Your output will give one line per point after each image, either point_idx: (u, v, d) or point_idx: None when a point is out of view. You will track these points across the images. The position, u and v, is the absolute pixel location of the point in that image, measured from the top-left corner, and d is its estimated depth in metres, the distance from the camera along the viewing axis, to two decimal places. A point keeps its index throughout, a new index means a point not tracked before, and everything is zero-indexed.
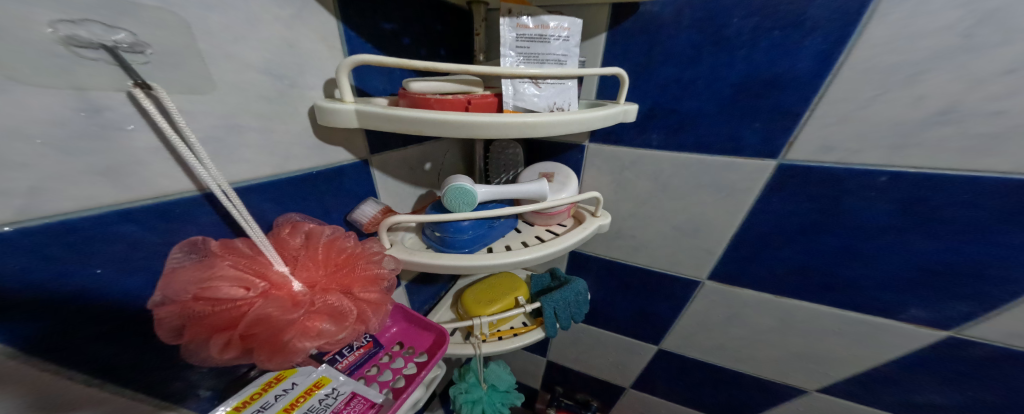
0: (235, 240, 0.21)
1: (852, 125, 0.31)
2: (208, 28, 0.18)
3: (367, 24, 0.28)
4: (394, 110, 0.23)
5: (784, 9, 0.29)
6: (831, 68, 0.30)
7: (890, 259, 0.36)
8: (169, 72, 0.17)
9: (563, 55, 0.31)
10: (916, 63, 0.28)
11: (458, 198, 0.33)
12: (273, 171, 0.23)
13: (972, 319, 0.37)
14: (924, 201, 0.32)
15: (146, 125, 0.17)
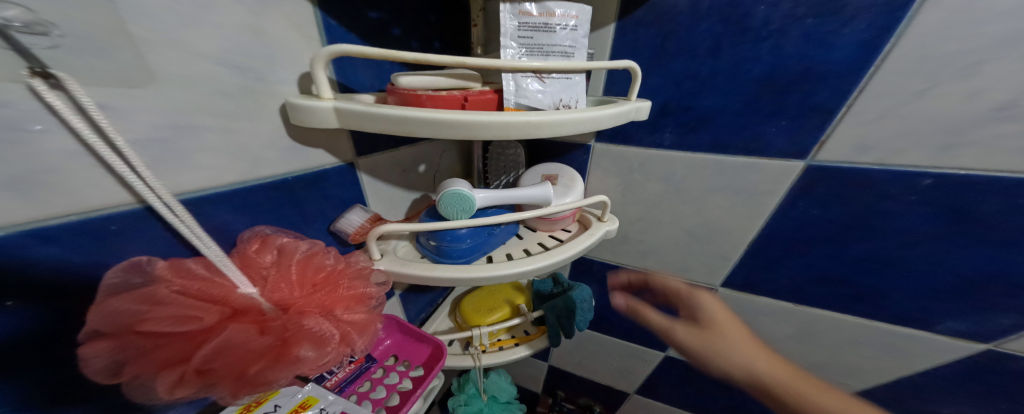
0: (188, 260, 0.18)
1: (895, 123, 0.28)
2: (144, 13, 0.16)
3: (351, 13, 0.26)
4: (379, 107, 0.21)
5: None
6: (875, 58, 0.27)
7: (925, 268, 0.33)
8: (90, 61, 0.15)
9: (570, 46, 0.28)
10: (972, 52, 0.25)
11: (455, 204, 0.30)
12: (239, 179, 0.21)
13: (1014, 332, 0.34)
14: (974, 206, 0.29)
15: (59, 125, 0.15)
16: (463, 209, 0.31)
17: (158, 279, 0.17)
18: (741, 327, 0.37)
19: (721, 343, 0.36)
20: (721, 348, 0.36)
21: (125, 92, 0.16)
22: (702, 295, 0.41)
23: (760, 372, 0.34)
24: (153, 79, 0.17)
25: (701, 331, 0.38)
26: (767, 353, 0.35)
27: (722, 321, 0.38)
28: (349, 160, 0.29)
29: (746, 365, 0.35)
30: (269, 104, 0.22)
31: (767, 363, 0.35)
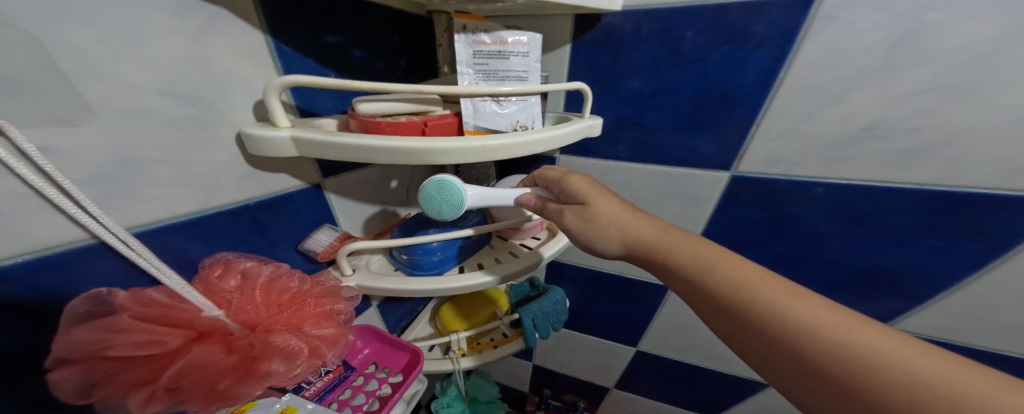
0: (147, 289, 0.20)
1: (794, 140, 0.32)
2: (80, 56, 0.18)
3: (308, 38, 0.28)
4: (337, 136, 0.22)
5: (732, 26, 0.30)
6: (773, 82, 0.31)
7: (830, 264, 0.37)
8: (18, 101, 0.16)
9: (524, 71, 0.31)
10: (844, 81, 0.29)
11: (442, 196, 0.29)
12: (197, 207, 0.23)
13: (901, 314, 0.38)
14: (856, 209, 0.33)
15: (6, 171, 0.16)
16: (448, 203, 0.29)
17: (120, 309, 0.18)
18: (616, 199, 0.30)
19: (599, 217, 0.29)
20: (608, 225, 0.29)
21: (64, 130, 0.17)
22: (573, 176, 0.31)
23: (714, 262, 0.26)
24: (94, 115, 0.18)
25: (580, 208, 0.30)
26: (642, 214, 0.30)
27: (599, 199, 0.30)
28: (314, 181, 0.30)
29: (625, 226, 0.29)
30: (219, 131, 0.24)
31: (703, 248, 0.28)
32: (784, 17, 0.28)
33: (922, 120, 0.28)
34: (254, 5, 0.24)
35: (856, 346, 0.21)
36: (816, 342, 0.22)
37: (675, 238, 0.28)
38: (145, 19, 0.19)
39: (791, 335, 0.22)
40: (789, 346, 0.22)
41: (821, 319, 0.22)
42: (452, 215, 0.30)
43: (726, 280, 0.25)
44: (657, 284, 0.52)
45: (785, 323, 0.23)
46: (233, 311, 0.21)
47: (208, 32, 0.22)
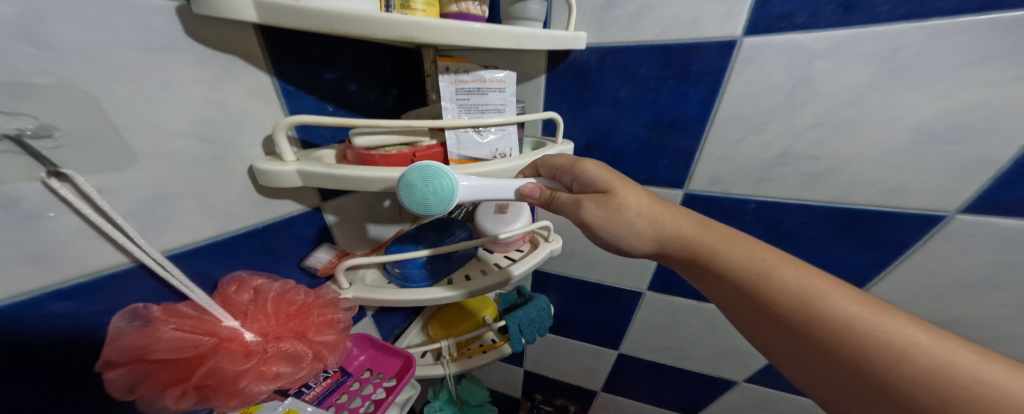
0: (179, 304, 0.24)
1: (730, 163, 0.38)
2: (127, 112, 0.21)
3: (308, 74, 0.32)
4: (336, 168, 0.26)
5: (674, 66, 0.36)
6: (710, 113, 0.36)
7: None
8: (78, 153, 0.20)
9: (501, 104, 0.35)
10: (760, 115, 0.35)
11: (429, 186, 0.27)
12: (214, 232, 0.27)
13: None
14: (782, 222, 0.39)
15: (67, 210, 0.20)
16: (436, 193, 0.27)
17: (154, 320, 0.23)
18: (647, 193, 0.32)
19: (632, 213, 0.31)
20: (646, 222, 0.31)
21: (113, 174, 0.21)
22: (586, 163, 0.32)
23: (772, 265, 0.28)
24: (136, 159, 0.22)
25: (605, 200, 0.31)
26: (679, 209, 0.32)
27: (626, 191, 0.31)
28: (314, 205, 0.34)
29: (659, 221, 0.31)
30: (233, 166, 0.27)
31: (759, 250, 0.29)
32: (715, 60, 0.34)
33: (820, 149, 0.34)
34: (262, 52, 0.28)
35: (914, 352, 0.23)
36: (871, 348, 0.24)
37: (730, 240, 0.30)
38: (175, 75, 0.23)
39: (847, 342, 0.25)
40: (843, 350, 0.25)
41: (871, 318, 0.25)
42: (440, 208, 0.28)
43: (784, 284, 0.27)
44: (632, 290, 0.57)
45: (843, 327, 0.25)
46: (247, 322, 0.26)
47: (224, 79, 0.26)
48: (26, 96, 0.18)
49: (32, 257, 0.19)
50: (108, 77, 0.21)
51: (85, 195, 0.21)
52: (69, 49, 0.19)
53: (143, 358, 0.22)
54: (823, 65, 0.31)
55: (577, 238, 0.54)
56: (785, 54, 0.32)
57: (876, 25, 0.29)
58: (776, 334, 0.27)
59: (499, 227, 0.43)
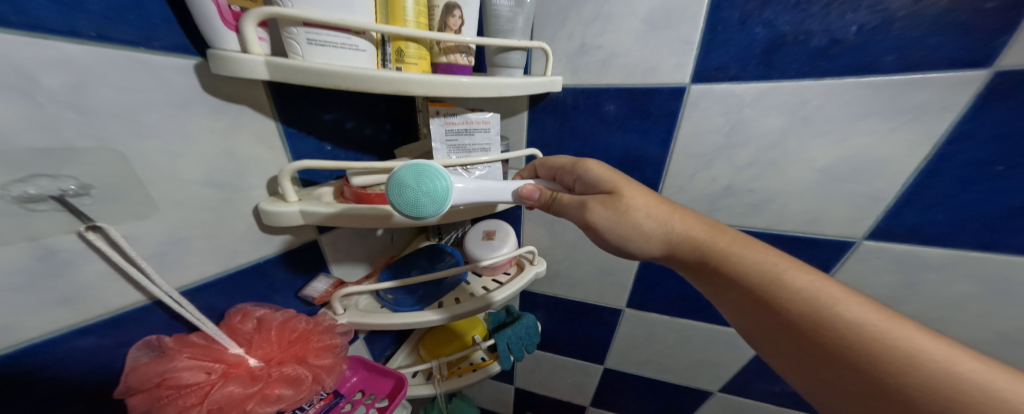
0: (189, 335, 0.27)
1: (687, 192, 0.44)
2: (152, 166, 0.24)
3: (308, 117, 0.34)
4: (337, 208, 0.29)
5: (637, 109, 0.41)
6: (668, 148, 0.42)
7: None
8: (108, 206, 0.23)
9: (487, 144, 0.39)
10: (707, 153, 0.41)
11: (419, 185, 0.28)
12: (222, 268, 0.30)
13: None
14: None
15: (96, 256, 0.23)
16: (428, 193, 0.28)
17: (168, 349, 0.25)
18: (655, 196, 0.33)
19: (645, 219, 0.32)
20: (658, 226, 0.32)
21: (135, 222, 0.24)
22: (591, 166, 0.34)
23: (783, 270, 0.30)
24: (156, 208, 0.25)
25: (614, 204, 0.32)
26: (692, 214, 0.33)
27: (636, 196, 0.32)
28: (312, 238, 0.37)
29: (671, 224, 0.32)
30: (240, 208, 0.30)
31: (772, 256, 0.31)
32: (669, 105, 0.40)
33: (755, 184, 0.41)
34: (270, 101, 0.30)
35: (920, 361, 0.25)
36: (877, 355, 0.26)
37: (742, 244, 0.32)
38: (193, 130, 0.26)
39: (855, 348, 0.27)
40: (850, 354, 0.27)
41: (876, 325, 0.27)
42: (429, 209, 0.28)
43: (796, 288, 0.29)
44: (612, 307, 0.60)
45: (852, 333, 0.27)
46: (253, 348, 0.28)
47: (235, 128, 0.29)
48: (70, 160, 0.21)
49: (63, 299, 0.22)
50: (137, 136, 0.23)
51: (114, 242, 0.23)
52: (105, 114, 0.22)
53: (159, 384, 0.24)
54: (753, 111, 0.37)
55: (560, 259, 0.58)
56: (722, 101, 0.38)
57: (788, 82, 0.35)
58: (785, 338, 0.29)
59: (487, 251, 0.47)
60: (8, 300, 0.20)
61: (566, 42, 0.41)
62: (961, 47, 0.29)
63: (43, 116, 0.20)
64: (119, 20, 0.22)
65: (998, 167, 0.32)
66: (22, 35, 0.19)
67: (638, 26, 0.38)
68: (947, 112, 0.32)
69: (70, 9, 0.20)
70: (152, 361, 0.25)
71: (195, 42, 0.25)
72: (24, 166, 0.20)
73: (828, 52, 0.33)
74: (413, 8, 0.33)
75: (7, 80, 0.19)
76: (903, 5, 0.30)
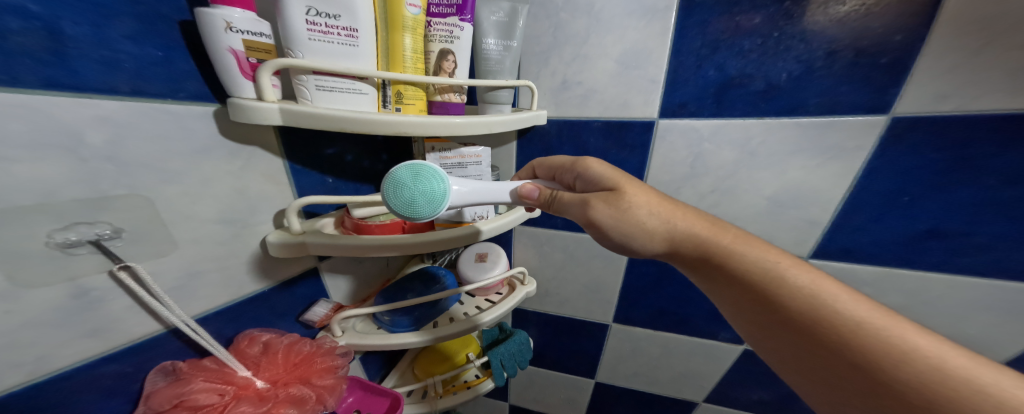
0: (202, 360, 0.29)
1: None
2: (175, 207, 0.27)
3: (312, 154, 0.37)
4: (341, 239, 0.32)
5: (613, 142, 0.46)
6: (642, 176, 0.47)
7: (698, 295, 0.55)
8: (135, 246, 0.25)
9: (479, 174, 0.42)
10: (676, 180, 0.46)
11: (418, 186, 0.30)
12: (232, 296, 0.32)
13: None
14: None
15: (121, 290, 0.25)
16: (425, 194, 0.30)
17: (183, 373, 0.27)
18: (657, 193, 0.33)
19: (648, 216, 0.31)
20: (661, 223, 0.31)
21: (157, 259, 0.26)
22: (593, 163, 0.34)
23: (785, 268, 0.31)
24: (174, 245, 0.27)
25: (617, 201, 0.31)
26: (694, 211, 0.33)
27: (639, 193, 0.31)
28: (311, 265, 0.39)
29: (674, 222, 0.32)
30: (250, 241, 0.32)
31: (774, 254, 0.31)
32: (641, 139, 0.45)
33: (718, 209, 0.46)
34: (278, 142, 0.33)
35: (916, 356, 0.26)
36: (873, 350, 0.27)
37: (742, 242, 0.32)
38: (211, 173, 0.28)
39: (853, 344, 0.28)
40: (848, 348, 0.28)
41: (873, 322, 0.28)
42: (426, 209, 0.30)
43: (797, 286, 0.30)
44: (599, 322, 0.63)
45: (850, 329, 0.28)
46: (260, 371, 0.30)
47: (248, 168, 0.31)
48: (105, 207, 0.23)
49: (92, 331, 0.24)
50: (163, 181, 0.26)
51: (140, 278, 0.25)
52: (138, 164, 0.24)
53: (175, 406, 0.26)
54: (710, 145, 0.42)
55: (549, 278, 0.62)
56: (685, 135, 0.43)
57: (737, 120, 0.40)
58: (784, 334, 0.31)
59: (479, 273, 0.50)
60: (45, 333, 0.22)
61: (550, 78, 0.46)
62: (863, 95, 0.35)
63: (84, 169, 0.22)
64: (151, 75, 0.24)
65: (904, 198, 0.38)
66: (68, 95, 0.21)
67: (614, 66, 0.43)
68: (860, 151, 0.37)
69: (110, 70, 0.22)
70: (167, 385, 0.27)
71: (216, 91, 0.28)
72: (67, 215, 0.22)
73: (764, 96, 0.38)
74: (410, 54, 0.37)
75: (57, 139, 0.21)
76: (820, 58, 0.35)
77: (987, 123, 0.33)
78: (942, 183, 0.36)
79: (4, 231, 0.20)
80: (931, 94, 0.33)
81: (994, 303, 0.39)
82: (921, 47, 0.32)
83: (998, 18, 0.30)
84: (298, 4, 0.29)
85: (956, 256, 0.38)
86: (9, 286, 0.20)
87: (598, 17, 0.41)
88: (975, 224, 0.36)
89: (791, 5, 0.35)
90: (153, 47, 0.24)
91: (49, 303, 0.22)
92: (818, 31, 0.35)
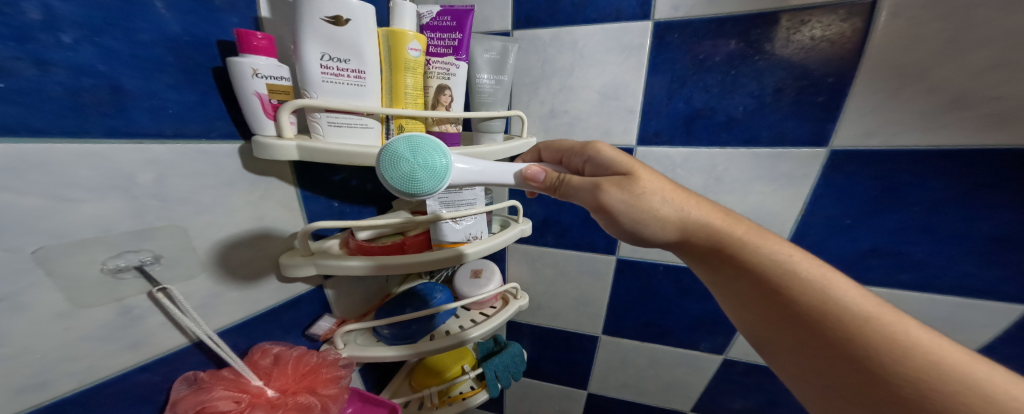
0: (220, 370, 0.32)
1: None
2: (205, 234, 0.31)
3: (321, 182, 0.41)
4: (346, 260, 0.36)
5: None
6: None
7: (680, 309, 0.59)
8: (170, 269, 0.29)
9: (473, 199, 0.45)
10: None
11: (416, 158, 0.29)
12: (248, 312, 0.35)
13: (728, 345, 0.59)
14: (683, 276, 0.56)
15: (156, 308, 0.28)
16: (425, 167, 0.30)
17: (204, 382, 0.31)
18: (671, 182, 0.32)
19: (661, 204, 0.31)
20: (674, 211, 0.31)
21: (187, 280, 0.30)
22: (606, 149, 0.34)
23: (797, 259, 0.31)
24: (202, 269, 0.31)
25: (630, 187, 0.31)
26: (709, 201, 0.33)
27: (652, 181, 0.31)
28: (317, 283, 0.43)
29: (686, 210, 0.31)
30: (266, 262, 0.36)
31: (786, 247, 0.31)
32: None
33: None
34: (292, 173, 0.37)
35: (917, 354, 0.26)
36: (875, 346, 0.27)
37: (756, 234, 0.32)
38: (236, 203, 0.32)
39: (855, 339, 0.28)
40: (852, 342, 0.28)
41: (879, 317, 0.28)
42: (427, 183, 0.30)
43: (809, 277, 0.30)
44: (588, 334, 0.67)
45: (857, 323, 0.28)
46: (271, 380, 0.33)
47: (266, 197, 0.35)
48: (149, 236, 0.27)
49: (131, 344, 0.27)
50: (196, 212, 0.30)
51: (173, 298, 0.29)
52: (176, 198, 0.28)
53: (198, 412, 0.29)
54: (682, 171, 0.47)
55: (541, 292, 0.66)
56: (659, 161, 0.48)
57: (704, 149, 0.45)
58: (785, 327, 0.31)
59: (474, 289, 0.54)
60: (93, 347, 0.26)
61: (539, 107, 0.51)
62: (806, 129, 0.41)
63: (134, 205, 0.26)
64: (190, 118, 0.28)
65: (848, 221, 0.43)
66: (124, 142, 0.25)
67: (595, 96, 0.47)
68: (808, 179, 0.43)
69: (158, 117, 0.26)
70: (189, 393, 0.30)
71: (241, 128, 0.32)
72: (119, 245, 0.26)
73: (726, 127, 0.43)
74: (411, 91, 0.39)
75: (115, 181, 0.25)
76: (770, 94, 0.41)
77: (909, 157, 0.38)
78: (876, 209, 0.41)
79: (68, 261, 0.24)
80: (860, 130, 0.39)
81: (935, 314, 0.44)
82: (850, 89, 0.38)
83: (908, 67, 0.36)
84: (313, 51, 0.33)
85: (896, 273, 0.43)
86: (68, 307, 0.24)
87: (581, 53, 0.46)
88: (908, 244, 0.42)
89: (746, 47, 0.40)
90: (192, 94, 0.28)
91: (98, 321, 0.25)
92: (768, 71, 0.40)
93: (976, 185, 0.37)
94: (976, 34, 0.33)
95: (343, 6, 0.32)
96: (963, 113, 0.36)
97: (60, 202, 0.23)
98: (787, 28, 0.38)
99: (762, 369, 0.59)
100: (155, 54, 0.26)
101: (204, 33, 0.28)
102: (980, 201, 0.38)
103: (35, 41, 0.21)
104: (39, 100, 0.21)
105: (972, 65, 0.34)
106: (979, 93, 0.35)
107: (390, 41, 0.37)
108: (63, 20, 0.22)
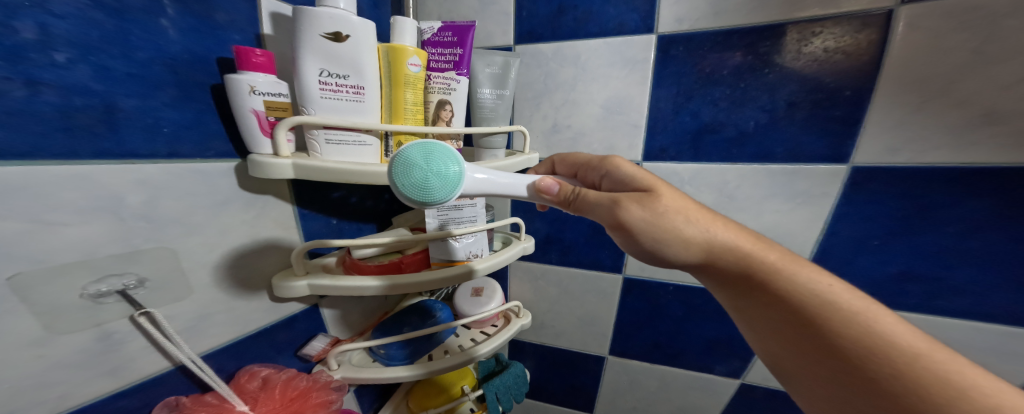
0: (203, 395, 0.30)
1: None
2: (194, 255, 0.30)
3: (320, 199, 0.40)
4: (341, 280, 0.35)
5: None
6: None
7: (692, 331, 0.56)
8: (156, 292, 0.28)
9: (474, 216, 0.43)
10: None
11: (429, 165, 0.28)
12: (237, 335, 0.34)
13: (744, 370, 0.56)
14: (693, 297, 0.53)
15: (139, 332, 0.27)
16: (438, 175, 0.28)
17: (186, 408, 0.29)
18: (693, 201, 0.30)
19: (683, 223, 0.29)
20: (697, 231, 0.29)
21: (173, 303, 0.29)
22: (625, 166, 0.32)
23: (833, 289, 0.28)
24: (190, 291, 0.30)
25: (651, 203, 0.29)
26: (733, 222, 0.31)
27: (673, 199, 0.29)
28: (312, 302, 0.42)
29: (711, 231, 0.29)
30: (259, 282, 0.35)
31: (821, 276, 0.29)
32: None
33: None
34: (289, 190, 0.36)
35: (975, 398, 0.24)
36: (928, 387, 0.24)
37: (789, 260, 0.30)
38: (228, 223, 0.31)
39: (898, 377, 0.25)
40: (898, 382, 0.25)
41: (929, 354, 0.25)
42: (440, 190, 0.28)
43: (847, 308, 0.28)
44: (594, 354, 0.64)
45: (903, 362, 0.26)
46: (257, 405, 0.32)
47: (261, 216, 0.34)
48: (135, 258, 0.26)
49: (110, 370, 0.26)
50: (186, 233, 0.29)
51: (157, 322, 0.28)
52: (167, 219, 0.27)
53: None
54: (691, 187, 0.46)
55: (544, 311, 0.63)
56: (667, 177, 0.46)
57: (712, 165, 0.44)
58: (819, 360, 0.28)
59: (474, 307, 0.52)
60: (67, 374, 0.25)
61: (541, 122, 0.50)
62: (822, 145, 0.39)
63: (120, 227, 0.25)
64: (185, 137, 0.28)
65: (872, 242, 0.40)
66: (115, 163, 0.24)
67: (599, 111, 0.46)
68: (827, 197, 0.40)
69: (152, 135, 0.26)
70: None
71: (237, 146, 0.31)
72: (101, 270, 0.25)
73: (735, 143, 0.42)
74: (411, 107, 0.39)
75: (101, 202, 0.24)
76: (782, 108, 0.39)
77: (935, 175, 0.36)
78: (903, 231, 0.39)
79: (47, 286, 0.23)
80: (880, 145, 0.37)
81: (974, 343, 0.40)
82: (868, 103, 0.36)
83: (931, 80, 0.34)
84: (313, 67, 0.32)
85: (929, 298, 0.40)
86: (44, 333, 0.23)
87: (584, 67, 0.45)
88: (941, 268, 0.39)
89: (754, 60, 0.39)
90: (188, 111, 0.28)
91: (75, 346, 0.25)
92: (779, 84, 0.38)
93: (1014, 205, 0.35)
94: (1004, 46, 0.32)
95: (343, 22, 0.32)
96: (993, 129, 0.34)
97: (42, 226, 0.22)
98: (796, 40, 0.37)
99: (781, 396, 0.55)
100: (151, 73, 0.25)
101: (204, 50, 0.28)
102: (1016, 223, 0.35)
103: (27, 61, 0.21)
104: (28, 121, 0.21)
105: (1003, 79, 0.32)
106: (1009, 108, 0.33)
107: (389, 57, 0.36)
108: (58, 39, 0.22)
